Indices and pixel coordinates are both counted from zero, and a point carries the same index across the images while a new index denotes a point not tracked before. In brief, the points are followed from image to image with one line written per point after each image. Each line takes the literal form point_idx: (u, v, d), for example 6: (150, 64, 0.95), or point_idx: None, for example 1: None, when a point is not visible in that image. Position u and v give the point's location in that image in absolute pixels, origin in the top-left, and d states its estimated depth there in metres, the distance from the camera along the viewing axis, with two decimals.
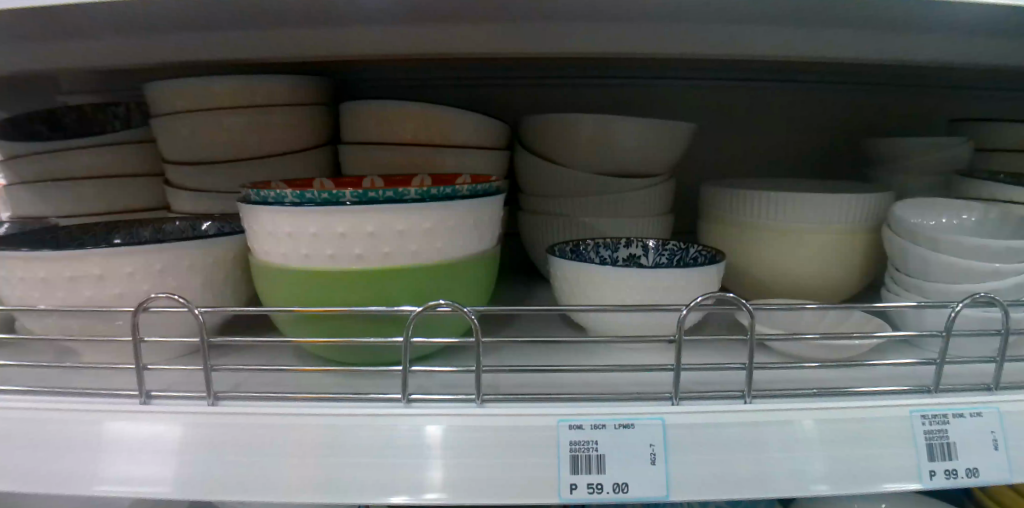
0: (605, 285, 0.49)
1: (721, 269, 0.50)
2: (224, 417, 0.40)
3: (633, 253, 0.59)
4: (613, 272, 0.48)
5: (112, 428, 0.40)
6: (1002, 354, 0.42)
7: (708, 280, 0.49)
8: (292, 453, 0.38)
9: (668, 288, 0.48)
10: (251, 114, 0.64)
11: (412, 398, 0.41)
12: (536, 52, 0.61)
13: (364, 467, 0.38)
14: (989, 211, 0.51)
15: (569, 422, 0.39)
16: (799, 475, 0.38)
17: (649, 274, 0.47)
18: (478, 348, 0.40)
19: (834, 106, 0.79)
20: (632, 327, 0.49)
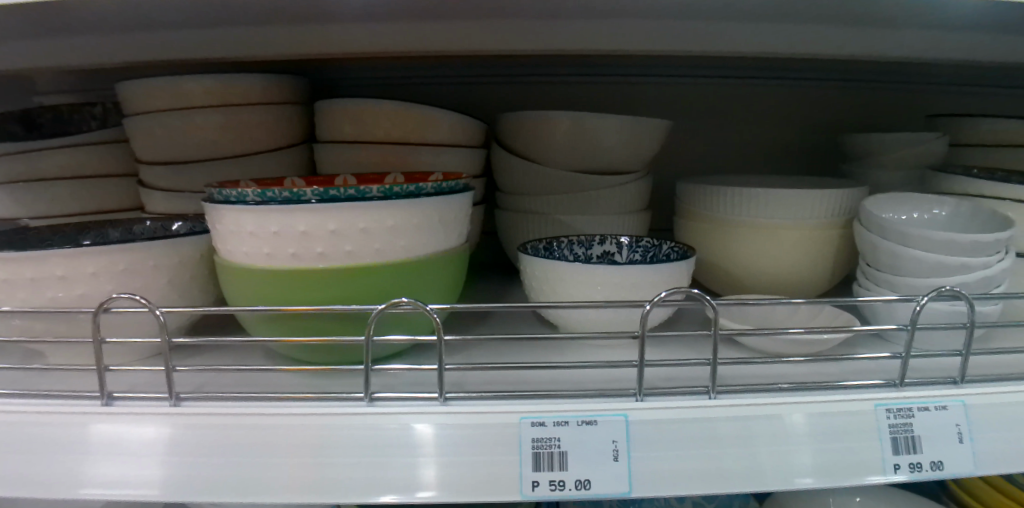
0: (574, 283, 0.48)
1: (692, 266, 0.50)
2: (203, 419, 0.39)
3: (607, 250, 0.58)
4: (582, 270, 0.48)
5: (98, 430, 0.39)
6: (967, 347, 0.42)
7: (678, 276, 0.48)
8: (271, 453, 0.38)
9: (637, 285, 0.48)
10: (223, 113, 0.63)
11: (375, 396, 0.41)
12: (508, 49, 0.61)
13: (355, 467, 0.38)
14: (960, 205, 0.51)
15: (531, 419, 0.39)
16: (787, 468, 0.38)
17: (618, 271, 0.47)
18: (440, 346, 0.40)
19: (811, 102, 0.79)
20: (602, 324, 0.49)
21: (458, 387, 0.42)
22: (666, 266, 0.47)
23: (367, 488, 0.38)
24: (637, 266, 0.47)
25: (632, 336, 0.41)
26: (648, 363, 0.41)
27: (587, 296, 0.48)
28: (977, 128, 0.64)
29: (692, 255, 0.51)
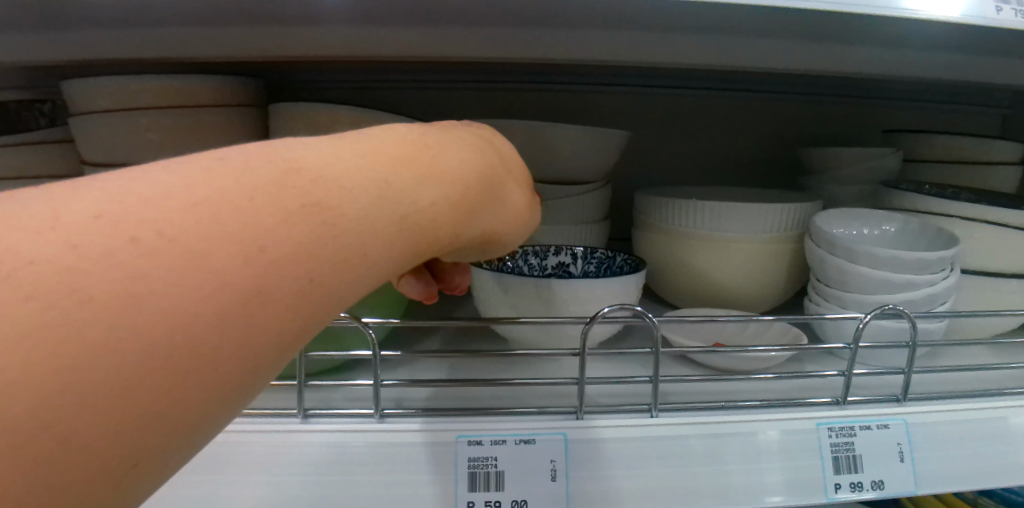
0: (521, 298, 0.47)
1: (642, 281, 0.49)
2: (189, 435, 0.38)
3: (562, 262, 0.58)
4: (529, 283, 0.47)
5: None
6: (909, 365, 0.42)
7: (626, 293, 0.48)
8: (236, 470, 0.37)
9: (586, 301, 0.46)
10: (170, 115, 0.61)
11: (310, 412, 0.39)
12: (463, 55, 0.59)
13: (288, 485, 0.37)
14: (909, 222, 0.51)
15: (468, 437, 0.38)
16: (759, 487, 0.38)
17: (565, 286, 0.46)
18: (374, 361, 0.38)
19: (772, 115, 0.79)
20: (548, 341, 0.48)
21: (397, 403, 0.41)
22: (615, 281, 0.47)
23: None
24: (587, 281, 0.46)
25: (573, 352, 0.40)
26: (589, 380, 0.40)
27: (533, 312, 0.47)
28: (930, 143, 0.65)
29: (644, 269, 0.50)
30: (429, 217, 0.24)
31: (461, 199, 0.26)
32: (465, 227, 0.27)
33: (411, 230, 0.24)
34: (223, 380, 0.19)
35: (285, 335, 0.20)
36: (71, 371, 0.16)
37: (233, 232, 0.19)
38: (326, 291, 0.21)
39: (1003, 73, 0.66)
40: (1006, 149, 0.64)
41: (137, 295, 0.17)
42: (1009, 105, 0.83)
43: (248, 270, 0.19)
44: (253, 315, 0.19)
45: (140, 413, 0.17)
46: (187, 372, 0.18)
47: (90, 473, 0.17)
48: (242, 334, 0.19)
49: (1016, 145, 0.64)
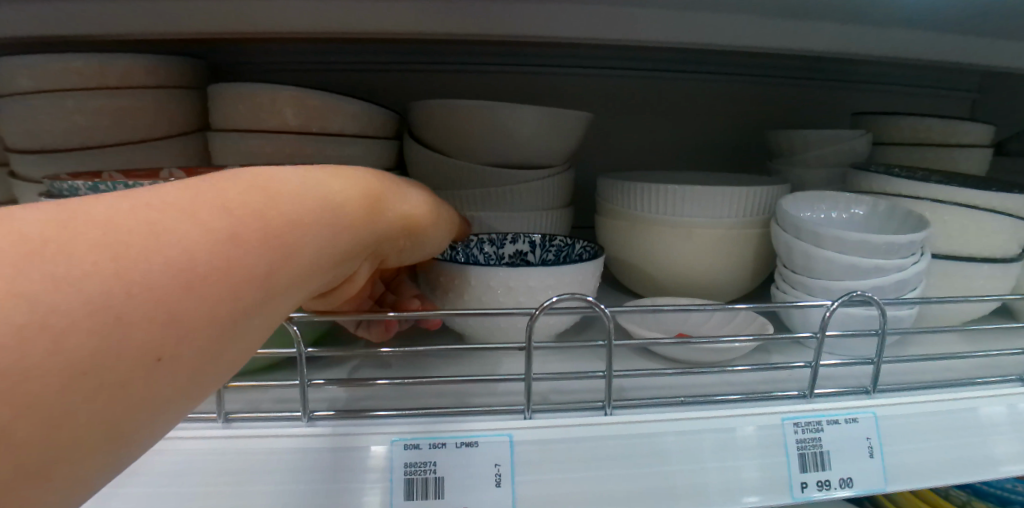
0: (467, 290, 0.43)
1: (599, 268, 0.46)
2: None
3: (520, 250, 0.55)
4: (476, 272, 0.43)
5: None
6: (878, 355, 0.40)
7: (581, 281, 0.44)
8: (141, 480, 0.33)
9: (538, 292, 0.43)
10: (85, 94, 0.54)
11: (231, 416, 0.36)
12: (413, 33, 0.55)
13: (207, 499, 0.33)
14: (878, 204, 0.49)
15: (405, 440, 0.34)
16: (731, 487, 0.36)
17: (515, 275, 0.42)
18: (300, 359, 0.35)
19: (739, 99, 0.77)
20: (498, 334, 0.45)
21: (330, 405, 0.38)
22: (569, 269, 0.43)
23: None
24: (538, 269, 0.42)
25: (520, 346, 0.37)
26: (539, 376, 0.37)
27: (481, 304, 0.43)
28: (898, 125, 0.63)
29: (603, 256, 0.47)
30: (363, 200, 0.29)
31: (388, 194, 0.31)
32: (398, 222, 0.32)
33: (352, 207, 0.28)
34: (195, 331, 0.22)
35: (248, 298, 0.23)
36: (75, 300, 0.19)
37: (207, 213, 0.23)
38: (281, 266, 0.25)
39: (972, 53, 0.64)
40: (975, 131, 0.62)
41: (150, 232, 0.21)
42: (979, 90, 0.82)
43: (220, 241, 0.23)
44: (224, 278, 0.22)
45: (131, 349, 0.20)
46: (168, 322, 0.21)
47: (86, 399, 0.20)
48: (229, 269, 0.23)
49: (984, 128, 0.62)
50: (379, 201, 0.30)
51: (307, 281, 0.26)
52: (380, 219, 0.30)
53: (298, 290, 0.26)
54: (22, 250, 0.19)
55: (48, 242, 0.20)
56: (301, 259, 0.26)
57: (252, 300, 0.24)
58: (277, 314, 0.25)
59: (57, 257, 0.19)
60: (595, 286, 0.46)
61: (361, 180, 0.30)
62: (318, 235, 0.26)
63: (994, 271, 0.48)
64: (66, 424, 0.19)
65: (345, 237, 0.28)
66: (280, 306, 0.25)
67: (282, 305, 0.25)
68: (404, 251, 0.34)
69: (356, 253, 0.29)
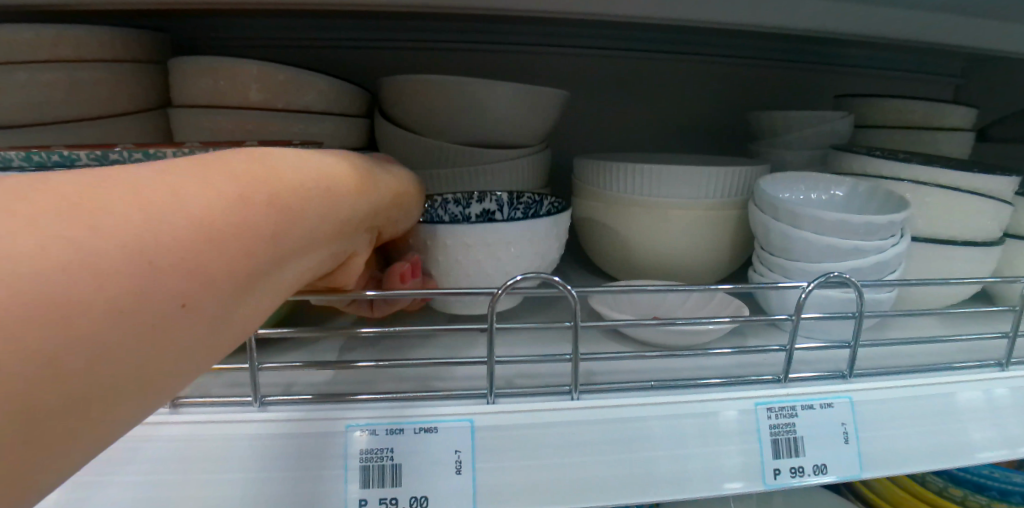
0: (424, 250, 0.41)
1: (561, 228, 0.44)
2: None
3: (486, 209, 0.53)
4: (431, 230, 0.40)
5: None
6: (855, 338, 0.38)
7: (541, 239, 0.43)
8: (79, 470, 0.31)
9: (499, 250, 0.41)
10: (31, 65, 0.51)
11: (180, 401, 0.34)
12: (384, 6, 0.53)
13: (149, 488, 0.31)
14: (858, 185, 0.48)
15: (360, 426, 0.33)
16: (701, 473, 0.35)
17: (473, 232, 0.40)
18: (249, 342, 0.33)
19: (722, 81, 0.76)
20: (458, 297, 0.43)
21: (284, 390, 0.36)
22: (529, 224, 0.41)
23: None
24: (503, 246, 0.40)
25: (484, 328, 0.36)
26: (505, 359, 0.36)
27: (439, 265, 0.41)
28: (881, 107, 0.62)
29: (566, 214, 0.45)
30: (352, 173, 0.30)
31: (373, 170, 0.33)
32: (393, 196, 0.34)
33: (344, 179, 0.30)
34: (214, 284, 0.22)
35: (264, 256, 0.24)
36: (108, 244, 0.19)
37: (221, 176, 0.24)
38: (292, 227, 0.26)
39: (957, 36, 0.63)
40: (959, 115, 0.61)
41: (172, 191, 0.22)
42: (962, 76, 0.82)
43: (235, 198, 0.23)
44: (239, 235, 0.23)
45: (157, 299, 0.20)
46: (193, 273, 0.21)
47: (117, 343, 0.20)
48: (242, 227, 0.23)
49: (969, 111, 0.61)
50: (366, 175, 0.32)
51: (314, 247, 0.27)
52: (376, 191, 0.32)
53: (304, 254, 0.27)
54: (57, 205, 0.19)
55: (78, 199, 0.20)
56: (305, 224, 0.26)
57: (268, 258, 0.24)
58: (289, 278, 0.26)
59: (88, 208, 0.20)
60: (557, 248, 0.44)
61: (344, 157, 0.31)
62: (325, 202, 0.28)
63: (974, 254, 0.47)
64: (98, 367, 0.19)
65: (350, 205, 0.29)
66: (291, 270, 0.26)
67: (294, 268, 0.26)
68: (399, 224, 0.36)
69: (359, 224, 0.31)
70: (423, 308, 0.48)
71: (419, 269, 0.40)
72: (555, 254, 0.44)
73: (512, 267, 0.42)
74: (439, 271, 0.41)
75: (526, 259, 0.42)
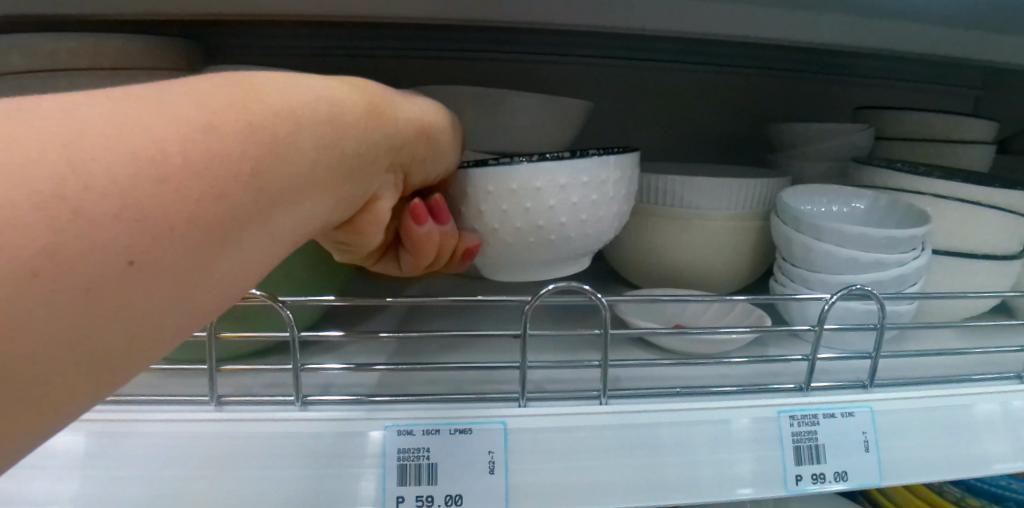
0: (465, 198, 0.39)
1: (614, 172, 0.41)
2: (105, 427, 0.34)
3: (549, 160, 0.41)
4: (473, 175, 0.39)
5: None
6: (876, 349, 0.39)
7: (597, 184, 0.40)
8: (133, 464, 0.33)
9: (548, 194, 0.39)
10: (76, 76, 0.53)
11: (225, 399, 0.36)
12: (413, 18, 0.54)
13: (200, 481, 0.33)
14: (878, 198, 0.49)
15: (398, 426, 0.34)
16: (722, 477, 0.36)
17: (519, 176, 0.38)
18: (294, 343, 0.35)
19: (740, 91, 0.77)
20: (505, 247, 0.41)
21: (323, 390, 0.37)
22: (583, 165, 0.39)
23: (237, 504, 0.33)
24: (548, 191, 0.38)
25: (516, 334, 0.37)
26: (535, 364, 0.37)
27: (482, 215, 0.39)
28: (900, 120, 0.63)
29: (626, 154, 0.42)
30: (346, 104, 0.27)
31: (376, 105, 0.29)
32: (407, 132, 0.31)
33: (337, 113, 0.26)
34: (170, 235, 0.20)
35: (235, 203, 0.21)
36: (27, 191, 0.17)
37: (183, 107, 0.21)
38: (273, 165, 0.23)
39: (978, 50, 0.63)
40: (979, 128, 0.62)
41: (115, 127, 0.19)
42: (982, 87, 0.82)
43: (195, 130, 0.21)
44: (199, 177, 0.20)
45: (97, 253, 0.18)
46: (143, 220, 0.19)
47: (51, 304, 0.18)
48: (204, 168, 0.20)
49: (989, 124, 0.62)
50: (367, 108, 0.28)
51: (307, 190, 0.25)
52: (384, 125, 0.29)
53: (287, 203, 0.24)
54: None
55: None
56: (285, 167, 0.23)
57: (245, 202, 0.22)
58: (280, 226, 0.24)
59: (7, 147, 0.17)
60: (610, 192, 0.41)
61: (341, 85, 0.28)
62: (314, 136, 0.25)
63: (994, 267, 0.48)
64: (30, 332, 0.17)
65: (348, 140, 0.26)
66: (282, 215, 0.24)
67: (284, 215, 0.24)
68: (427, 164, 0.34)
69: (359, 167, 0.28)
70: (451, 311, 0.49)
71: (439, 206, 0.37)
72: (613, 203, 0.42)
73: (564, 216, 0.40)
74: (484, 219, 0.40)
75: (581, 205, 0.40)
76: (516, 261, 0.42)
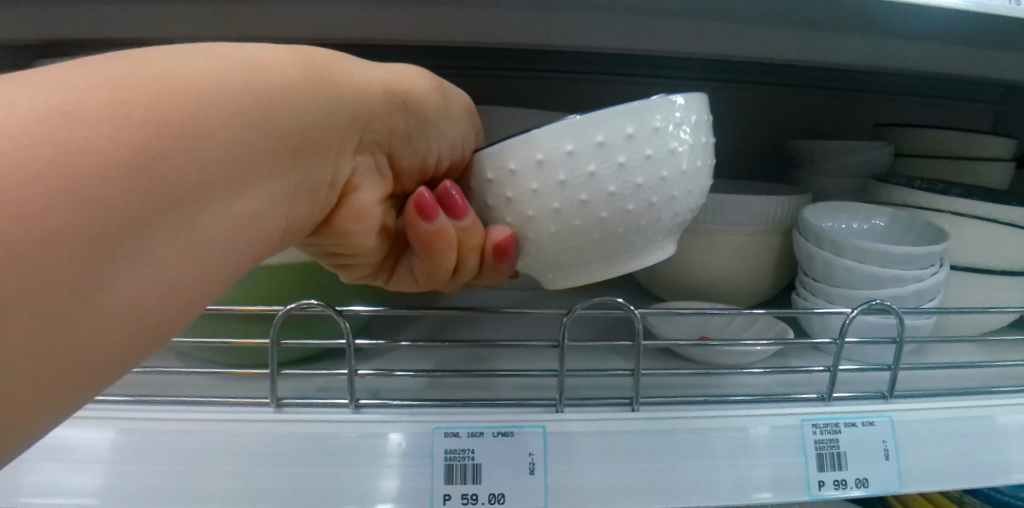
0: (490, 185, 0.35)
1: (668, 115, 0.33)
2: (145, 426, 0.37)
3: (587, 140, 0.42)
4: (496, 154, 0.34)
5: (53, 435, 0.37)
6: (896, 361, 0.41)
7: (647, 137, 0.32)
8: (194, 461, 0.36)
9: (584, 158, 0.32)
10: None
11: (283, 401, 0.38)
12: (449, 41, 0.57)
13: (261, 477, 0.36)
14: (897, 215, 0.51)
15: (444, 429, 0.37)
16: (746, 481, 0.38)
17: (542, 143, 0.32)
18: (349, 350, 0.37)
19: (758, 106, 0.80)
20: (548, 237, 0.35)
21: (373, 394, 0.40)
22: (621, 115, 0.32)
23: (294, 498, 0.36)
24: (585, 153, 0.32)
25: (553, 344, 0.39)
26: (571, 372, 0.40)
27: (512, 201, 0.34)
28: (918, 136, 0.65)
29: (679, 100, 0.34)
30: (268, 81, 0.25)
31: (312, 82, 0.27)
32: (367, 104, 0.30)
33: (258, 94, 0.24)
34: (53, 250, 0.19)
35: (127, 205, 0.20)
36: None
37: (70, 100, 0.20)
38: (179, 157, 0.21)
39: (996, 67, 0.65)
40: (998, 145, 0.63)
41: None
42: (1001, 102, 0.83)
43: (78, 130, 0.19)
44: (76, 184, 0.19)
45: None
46: (32, 233, 0.18)
47: None
48: (85, 171, 0.19)
49: (1007, 141, 0.63)
50: (297, 84, 0.26)
51: (252, 172, 0.24)
52: (324, 104, 0.27)
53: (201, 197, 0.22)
54: None
55: None
56: (192, 160, 0.22)
57: (142, 203, 0.21)
58: (230, 212, 0.24)
59: None
60: (668, 142, 0.33)
61: (266, 58, 0.26)
62: (250, 115, 0.24)
63: (1012, 283, 0.50)
64: None
65: (291, 114, 0.26)
66: (231, 199, 0.24)
67: (233, 200, 0.24)
68: (407, 141, 0.33)
69: (292, 152, 0.26)
70: (485, 321, 0.52)
71: (451, 196, 0.34)
72: (674, 161, 0.33)
73: (611, 184, 0.33)
74: (515, 205, 0.34)
75: (632, 167, 0.32)
76: (566, 258, 0.36)
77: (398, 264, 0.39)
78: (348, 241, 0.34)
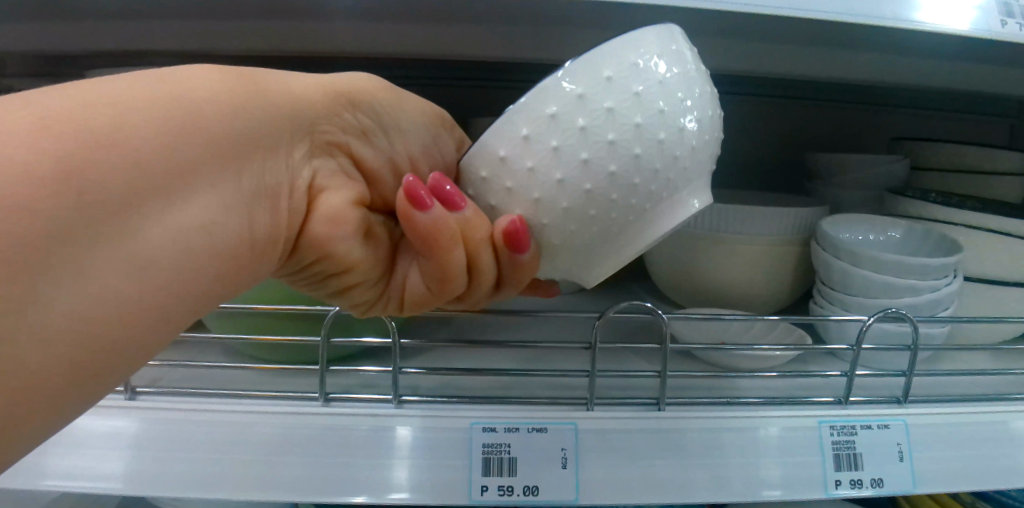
0: (488, 183, 0.31)
1: (644, 43, 0.29)
2: (183, 416, 0.40)
3: None
4: (480, 145, 0.30)
5: (115, 424, 0.40)
6: (911, 367, 0.43)
7: (628, 75, 0.28)
8: (245, 452, 0.39)
9: (570, 115, 0.28)
10: None
11: (331, 397, 0.41)
12: (482, 56, 0.60)
13: (310, 466, 0.38)
14: (912, 227, 0.53)
15: (482, 424, 0.40)
16: (765, 478, 0.40)
17: (521, 115, 0.29)
18: (394, 350, 0.40)
19: (774, 119, 0.82)
20: (566, 219, 0.30)
21: (413, 391, 0.43)
22: (595, 60, 0.28)
23: (341, 486, 0.38)
24: (568, 107, 0.28)
25: (584, 346, 0.42)
26: (600, 373, 0.42)
27: (513, 190, 0.30)
28: (933, 151, 0.67)
29: (654, 28, 0.30)
30: (190, 93, 0.25)
31: (236, 92, 0.27)
32: (308, 107, 0.30)
33: (183, 107, 0.25)
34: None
35: (53, 226, 0.21)
36: None
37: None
38: (104, 175, 0.22)
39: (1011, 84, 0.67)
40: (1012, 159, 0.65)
41: None
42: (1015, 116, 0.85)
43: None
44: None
45: None
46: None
47: None
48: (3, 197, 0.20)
49: None
50: (223, 95, 0.26)
51: (201, 179, 0.25)
52: (253, 111, 0.27)
53: (131, 213, 0.23)
54: None
55: None
56: (117, 177, 0.22)
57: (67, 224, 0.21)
58: (179, 221, 0.24)
59: None
60: (652, 68, 0.28)
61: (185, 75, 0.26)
62: (177, 130, 0.24)
63: None
64: None
65: (222, 122, 0.26)
66: (169, 210, 0.24)
67: (179, 209, 0.24)
68: (364, 139, 0.33)
69: (230, 160, 0.26)
70: (513, 324, 0.54)
71: (441, 184, 0.30)
72: (671, 90, 0.29)
73: (608, 132, 0.28)
74: (519, 193, 0.30)
75: (624, 107, 0.28)
76: (590, 235, 0.31)
77: (407, 279, 0.36)
78: (328, 256, 0.32)
